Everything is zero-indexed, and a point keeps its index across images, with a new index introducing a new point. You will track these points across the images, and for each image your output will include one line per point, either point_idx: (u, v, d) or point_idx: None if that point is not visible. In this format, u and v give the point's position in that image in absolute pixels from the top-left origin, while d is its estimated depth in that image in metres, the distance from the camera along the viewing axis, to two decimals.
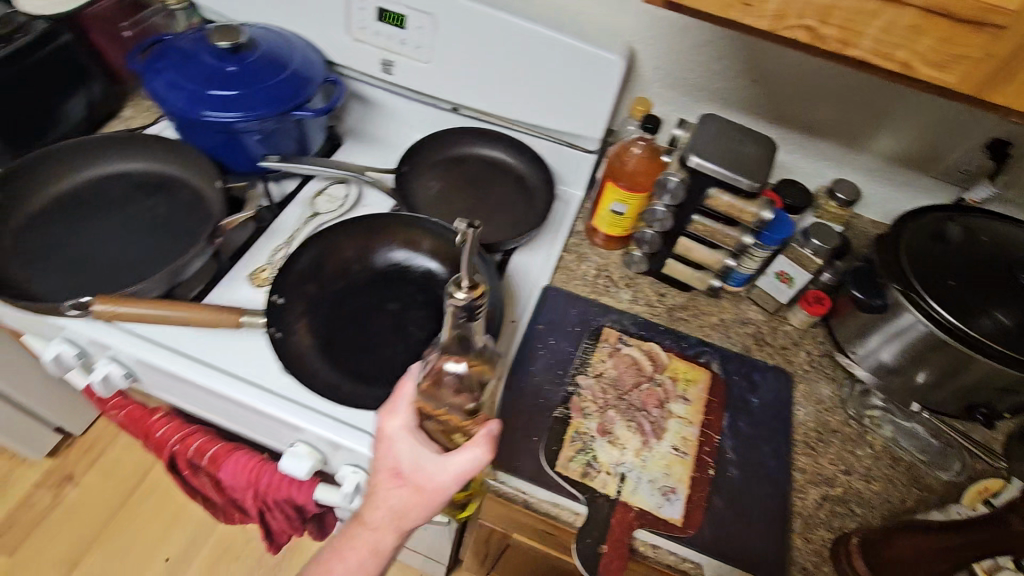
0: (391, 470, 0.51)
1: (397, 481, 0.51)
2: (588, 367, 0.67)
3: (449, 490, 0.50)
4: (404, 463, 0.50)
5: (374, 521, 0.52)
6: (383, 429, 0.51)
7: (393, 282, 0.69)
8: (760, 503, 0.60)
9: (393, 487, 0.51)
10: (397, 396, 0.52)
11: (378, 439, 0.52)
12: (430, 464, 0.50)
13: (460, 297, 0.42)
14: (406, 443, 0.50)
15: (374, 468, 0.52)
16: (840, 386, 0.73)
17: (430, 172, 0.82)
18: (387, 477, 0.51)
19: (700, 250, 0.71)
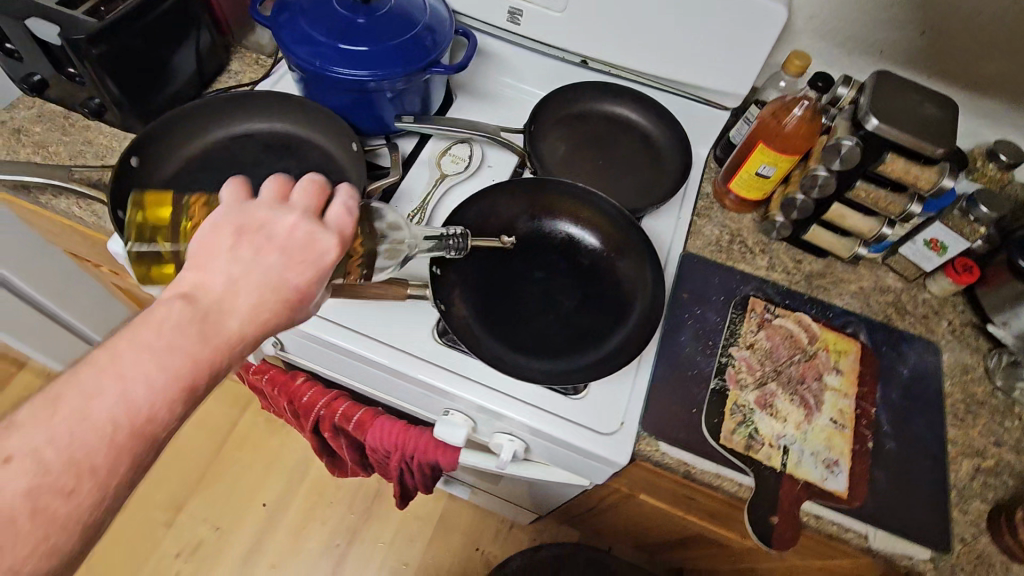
0: (218, 250, 0.42)
1: (280, 270, 0.42)
2: (739, 338, 0.66)
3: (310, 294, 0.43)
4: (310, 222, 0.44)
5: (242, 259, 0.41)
6: (310, 237, 0.43)
7: (539, 250, 0.67)
8: (918, 475, 0.61)
9: (255, 250, 0.42)
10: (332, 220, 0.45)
11: (262, 231, 0.42)
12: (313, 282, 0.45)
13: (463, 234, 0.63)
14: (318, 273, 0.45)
15: (252, 252, 0.41)
16: (986, 356, 0.71)
17: (555, 131, 0.78)
18: (225, 248, 0.42)
19: (854, 217, 0.69)
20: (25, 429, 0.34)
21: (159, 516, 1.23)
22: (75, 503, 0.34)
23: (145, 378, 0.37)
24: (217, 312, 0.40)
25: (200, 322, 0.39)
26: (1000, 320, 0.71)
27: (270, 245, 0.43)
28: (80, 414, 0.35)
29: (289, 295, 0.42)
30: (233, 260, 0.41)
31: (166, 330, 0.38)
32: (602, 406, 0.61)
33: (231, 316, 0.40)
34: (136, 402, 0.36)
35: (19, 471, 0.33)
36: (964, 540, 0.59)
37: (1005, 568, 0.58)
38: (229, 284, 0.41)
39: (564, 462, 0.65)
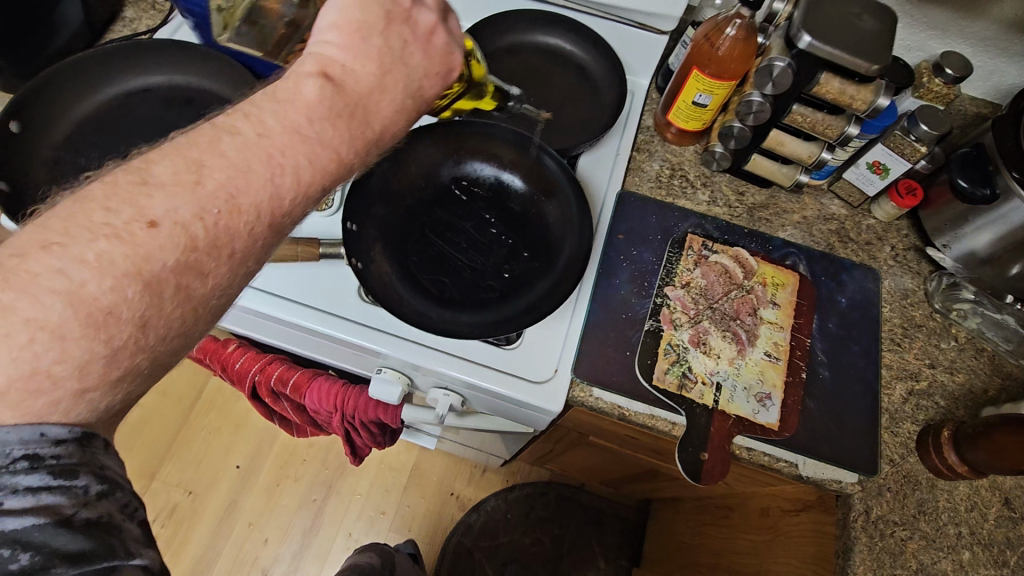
0: (367, 29, 0.41)
1: (420, 74, 0.44)
2: (674, 277, 0.64)
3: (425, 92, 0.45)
4: (428, 22, 0.44)
5: (365, 53, 0.41)
6: (432, 41, 0.44)
7: (465, 196, 0.64)
8: (852, 401, 0.62)
9: (404, 45, 0.42)
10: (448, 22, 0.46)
11: (390, 18, 0.42)
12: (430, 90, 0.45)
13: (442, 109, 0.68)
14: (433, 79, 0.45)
15: (385, 39, 0.42)
16: (925, 279, 0.71)
17: (483, 68, 0.74)
18: (376, 32, 0.41)
19: (793, 143, 0.66)
20: (170, 192, 0.33)
21: (134, 485, 1.24)
22: (214, 282, 0.35)
23: (296, 159, 0.37)
24: (361, 107, 0.40)
25: (351, 123, 0.39)
26: (941, 243, 0.70)
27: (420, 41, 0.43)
28: (227, 192, 0.34)
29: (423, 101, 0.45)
30: (387, 47, 0.42)
31: (314, 119, 0.37)
32: (535, 354, 0.60)
33: (378, 105, 0.41)
34: (280, 197, 0.36)
35: (170, 240, 0.32)
36: (892, 461, 0.60)
37: (930, 484, 0.60)
38: (381, 72, 0.41)
39: (501, 412, 0.65)
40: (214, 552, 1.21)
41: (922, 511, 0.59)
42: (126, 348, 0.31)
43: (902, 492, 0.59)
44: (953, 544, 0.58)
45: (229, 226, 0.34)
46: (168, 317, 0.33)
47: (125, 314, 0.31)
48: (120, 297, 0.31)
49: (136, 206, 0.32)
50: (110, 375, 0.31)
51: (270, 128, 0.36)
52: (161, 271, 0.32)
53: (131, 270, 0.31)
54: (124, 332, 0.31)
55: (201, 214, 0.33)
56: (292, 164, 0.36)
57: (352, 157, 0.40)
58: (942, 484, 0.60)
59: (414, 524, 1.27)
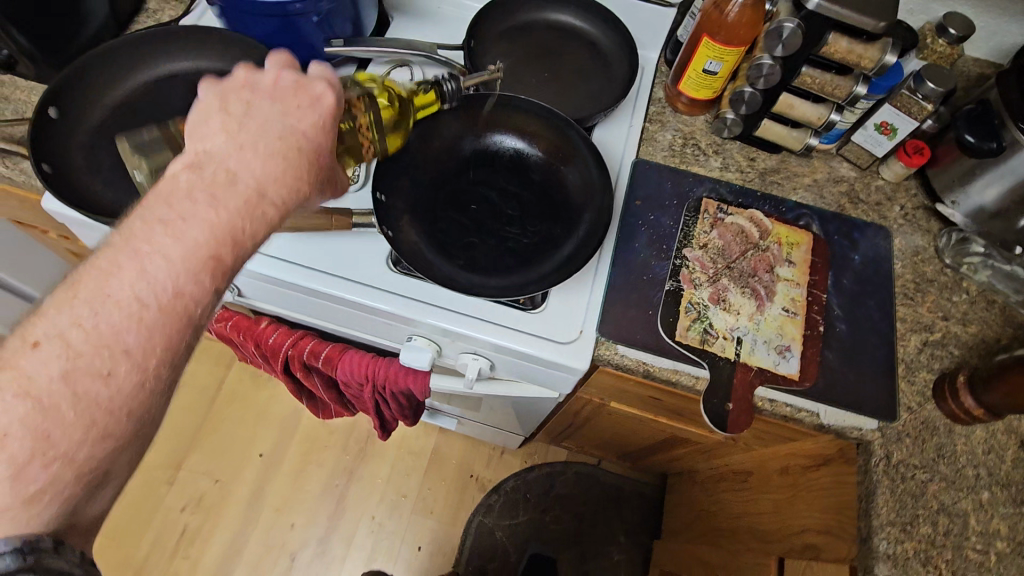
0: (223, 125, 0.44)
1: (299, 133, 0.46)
2: (692, 239, 0.66)
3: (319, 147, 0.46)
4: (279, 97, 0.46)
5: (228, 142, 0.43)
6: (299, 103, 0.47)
7: (487, 168, 0.66)
8: (869, 352, 0.63)
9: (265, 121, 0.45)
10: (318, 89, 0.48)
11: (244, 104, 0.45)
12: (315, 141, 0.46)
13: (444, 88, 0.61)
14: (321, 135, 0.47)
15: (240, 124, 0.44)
16: (935, 236, 0.73)
17: (498, 47, 0.76)
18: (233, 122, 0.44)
19: (801, 106, 0.68)
20: (49, 313, 0.35)
21: (160, 476, 1.27)
22: (118, 383, 0.36)
23: (163, 245, 0.38)
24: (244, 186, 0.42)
25: (250, 202, 0.42)
26: (950, 200, 0.72)
27: (309, 117, 0.46)
28: (102, 295, 0.36)
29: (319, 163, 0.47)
30: (274, 135, 0.44)
31: (176, 204, 0.39)
32: (561, 316, 0.63)
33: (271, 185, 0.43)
34: (161, 281, 0.38)
35: (51, 356, 0.35)
36: (910, 408, 0.62)
37: (948, 429, 0.62)
38: (264, 154, 0.44)
39: (528, 374, 0.67)
40: (241, 540, 1.23)
41: (941, 454, 0.61)
42: (32, 462, 0.33)
43: (921, 437, 0.61)
44: (973, 485, 0.59)
45: (111, 325, 0.36)
46: (70, 426, 0.34)
47: (17, 433, 0.33)
48: (10, 419, 0.33)
49: (23, 334, 0.35)
50: (26, 492, 0.33)
51: (134, 227, 0.38)
52: (49, 386, 0.34)
53: (19, 392, 0.33)
54: (23, 447, 0.33)
55: (78, 322, 0.36)
56: (157, 251, 0.38)
57: (237, 226, 0.41)
58: (959, 429, 0.62)
59: (435, 507, 1.29)
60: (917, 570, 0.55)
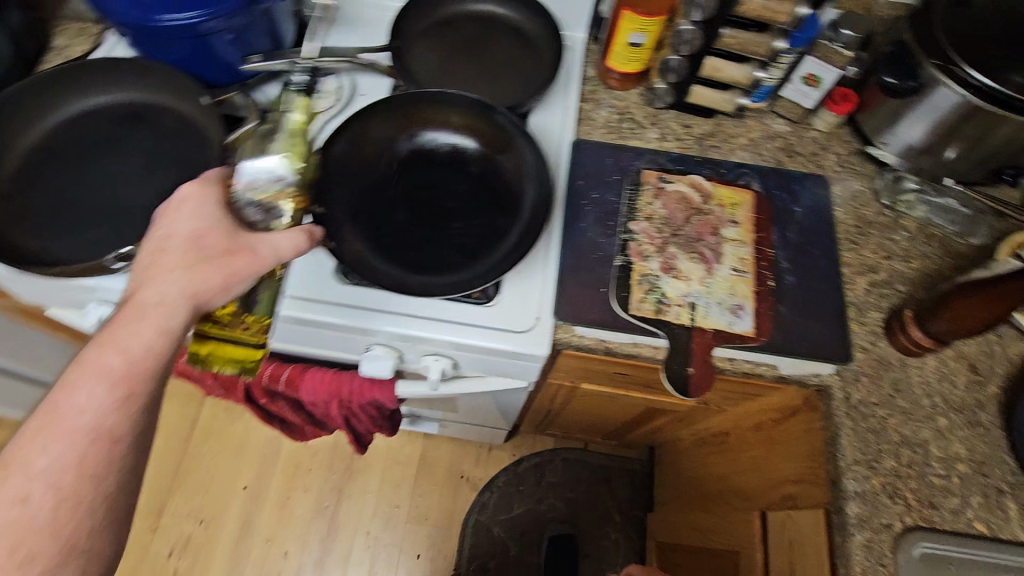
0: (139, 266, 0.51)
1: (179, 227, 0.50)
2: (637, 212, 0.67)
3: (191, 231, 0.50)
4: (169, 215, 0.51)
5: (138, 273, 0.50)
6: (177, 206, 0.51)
7: (425, 167, 0.66)
8: (820, 300, 0.65)
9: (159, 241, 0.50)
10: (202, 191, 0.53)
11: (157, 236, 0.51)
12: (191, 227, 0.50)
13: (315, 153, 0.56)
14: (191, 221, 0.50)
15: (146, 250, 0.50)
16: (871, 179, 0.75)
17: (422, 44, 0.75)
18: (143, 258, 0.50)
19: (727, 68, 0.68)
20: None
21: (145, 523, 1.24)
22: (34, 507, 0.44)
23: (75, 378, 0.46)
24: (158, 319, 0.47)
25: (132, 309, 0.47)
26: (880, 142, 0.74)
27: (195, 223, 0.50)
28: (25, 435, 0.45)
29: (241, 274, 0.49)
30: (162, 255, 0.49)
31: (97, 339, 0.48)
32: (516, 305, 0.62)
33: (172, 305, 0.47)
34: (63, 412, 0.45)
35: None
36: (864, 348, 0.64)
37: (902, 364, 0.64)
38: (161, 269, 0.48)
39: (491, 368, 0.66)
40: None
41: (898, 389, 0.62)
42: None
43: (878, 374, 0.63)
44: (931, 413, 0.62)
45: (25, 458, 0.44)
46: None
47: None
48: None
49: None
50: None
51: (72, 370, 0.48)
52: None
53: None
54: None
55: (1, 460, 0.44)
56: (66, 382, 0.46)
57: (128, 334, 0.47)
58: (912, 362, 0.64)
59: (429, 513, 1.29)
60: (886, 503, 0.57)
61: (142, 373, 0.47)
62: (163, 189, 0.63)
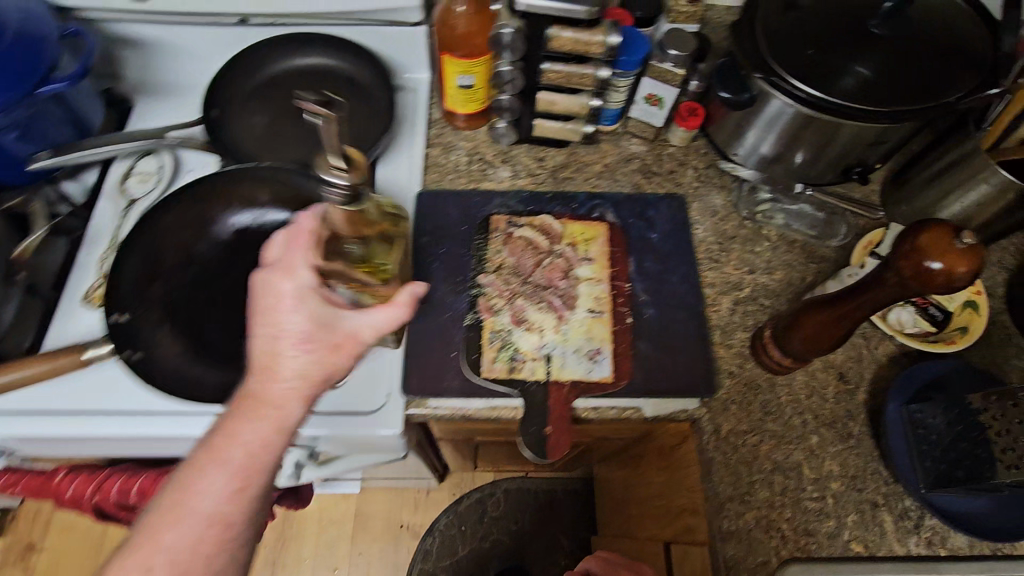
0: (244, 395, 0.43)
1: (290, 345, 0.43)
2: (485, 263, 0.64)
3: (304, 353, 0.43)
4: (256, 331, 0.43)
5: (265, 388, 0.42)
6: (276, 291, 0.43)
7: (252, 248, 0.61)
8: (682, 330, 0.63)
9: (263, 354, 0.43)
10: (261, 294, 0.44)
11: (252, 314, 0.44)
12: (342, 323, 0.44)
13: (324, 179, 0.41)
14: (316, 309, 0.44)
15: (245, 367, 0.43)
16: (730, 191, 0.73)
17: (247, 108, 0.70)
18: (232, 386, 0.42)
19: (561, 100, 0.65)
20: None
21: None
22: None
23: None
24: (270, 445, 0.41)
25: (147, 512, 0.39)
26: (732, 154, 0.72)
27: (305, 317, 0.43)
28: None
29: (319, 387, 0.44)
30: (261, 377, 0.42)
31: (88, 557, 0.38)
32: (362, 385, 0.59)
33: (259, 456, 0.41)
34: None
35: None
36: (731, 374, 0.62)
37: (771, 384, 0.62)
38: (241, 430, 0.41)
39: (354, 450, 0.62)
40: None
41: (767, 412, 0.61)
42: None
43: (747, 400, 0.61)
44: (802, 433, 0.60)
45: None
46: None
47: None
48: None
49: None
50: None
51: None
52: None
53: None
54: None
55: None
56: None
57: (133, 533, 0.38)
58: (781, 380, 0.62)
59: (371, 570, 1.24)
60: (762, 539, 0.55)
61: (261, 468, 0.40)
62: None
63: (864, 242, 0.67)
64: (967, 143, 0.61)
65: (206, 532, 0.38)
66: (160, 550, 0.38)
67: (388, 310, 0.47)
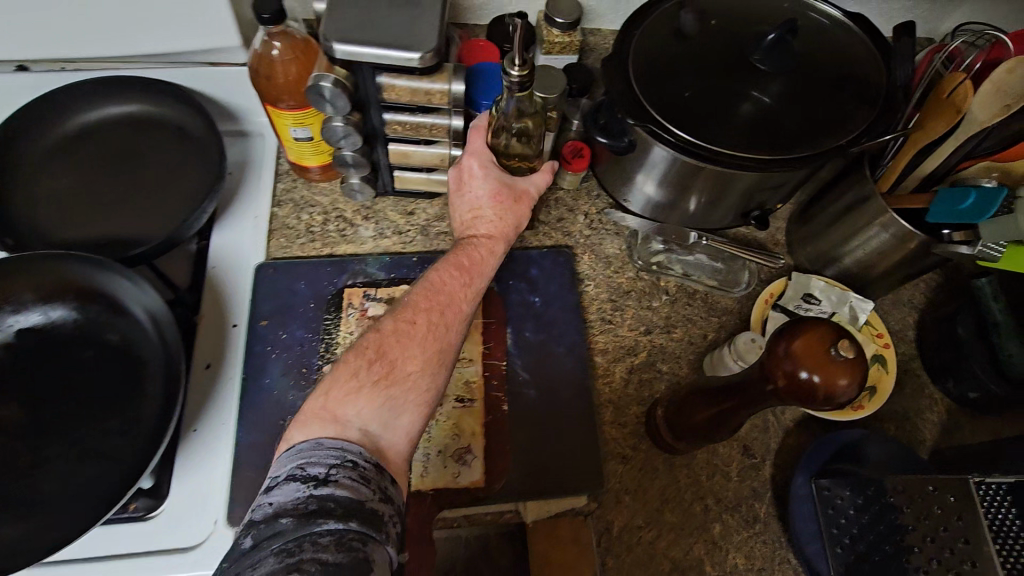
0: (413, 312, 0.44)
1: (484, 220, 0.50)
2: (337, 348, 0.55)
3: (506, 223, 0.51)
4: (471, 205, 0.51)
5: (444, 287, 0.46)
6: (466, 169, 0.51)
7: (39, 353, 0.51)
8: (567, 410, 0.55)
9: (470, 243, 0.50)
10: (462, 172, 0.51)
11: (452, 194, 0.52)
12: (492, 208, 0.50)
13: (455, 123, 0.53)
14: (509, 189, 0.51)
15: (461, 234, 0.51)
16: (624, 238, 0.66)
17: (46, 173, 0.59)
18: (465, 259, 0.48)
19: (415, 152, 0.57)
20: None
21: None
22: None
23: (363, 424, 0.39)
24: (480, 278, 0.48)
25: (378, 384, 0.41)
26: (623, 200, 0.65)
27: (487, 186, 0.50)
28: None
29: (508, 234, 0.51)
30: (470, 236, 0.50)
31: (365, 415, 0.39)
32: (181, 513, 0.48)
33: (485, 265, 0.49)
34: None
35: None
36: (624, 458, 0.55)
37: (669, 465, 0.55)
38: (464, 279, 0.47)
39: None
40: None
41: (665, 500, 0.54)
42: None
43: (642, 487, 0.54)
44: (703, 521, 0.53)
45: None
46: None
47: None
48: None
49: None
50: None
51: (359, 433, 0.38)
52: None
53: None
54: None
55: None
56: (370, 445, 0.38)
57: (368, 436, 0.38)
58: (680, 460, 0.55)
59: None
60: None
61: (447, 356, 0.44)
62: None
63: (765, 294, 0.61)
64: (865, 185, 0.55)
65: (434, 319, 0.44)
66: (353, 419, 0.39)
67: (541, 173, 0.53)
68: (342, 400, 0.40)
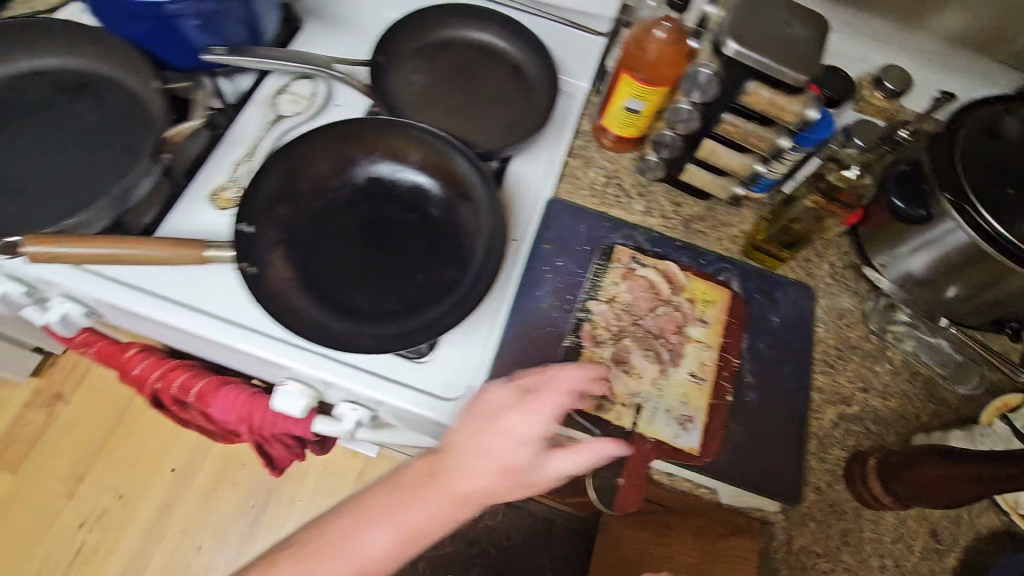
0: (437, 469, 0.50)
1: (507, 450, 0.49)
2: (599, 291, 0.61)
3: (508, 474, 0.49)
4: (506, 458, 0.49)
5: (469, 466, 0.49)
6: (511, 423, 0.49)
7: (379, 200, 0.61)
8: (782, 425, 0.59)
9: (486, 443, 0.49)
10: (535, 405, 0.50)
11: (484, 415, 0.50)
12: (522, 468, 0.49)
13: (783, 143, 0.58)
14: (535, 450, 0.50)
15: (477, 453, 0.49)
16: (863, 299, 0.69)
17: (408, 65, 0.69)
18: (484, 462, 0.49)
19: (725, 154, 0.62)
20: None
21: (61, 487, 1.20)
22: None
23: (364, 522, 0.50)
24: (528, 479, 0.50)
25: (396, 551, 0.50)
26: (878, 262, 0.68)
27: (538, 427, 0.49)
28: None
29: (519, 486, 0.50)
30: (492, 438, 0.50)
31: (325, 533, 0.51)
32: (447, 369, 0.57)
33: (488, 473, 0.49)
34: None
35: None
36: (818, 490, 0.58)
37: (856, 514, 0.58)
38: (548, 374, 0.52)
39: (418, 431, 0.60)
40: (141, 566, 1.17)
41: (846, 541, 0.56)
42: None
43: (828, 521, 0.57)
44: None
45: None
46: None
47: None
48: None
49: None
50: None
51: (354, 564, 0.49)
52: None
53: None
54: None
55: None
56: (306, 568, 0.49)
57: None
58: (869, 514, 0.58)
59: None
60: None
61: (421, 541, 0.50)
62: (92, 165, 0.57)
63: (999, 402, 0.63)
64: None
65: (434, 517, 0.50)
66: (359, 546, 0.49)
67: (602, 446, 0.49)
68: (337, 540, 0.50)
